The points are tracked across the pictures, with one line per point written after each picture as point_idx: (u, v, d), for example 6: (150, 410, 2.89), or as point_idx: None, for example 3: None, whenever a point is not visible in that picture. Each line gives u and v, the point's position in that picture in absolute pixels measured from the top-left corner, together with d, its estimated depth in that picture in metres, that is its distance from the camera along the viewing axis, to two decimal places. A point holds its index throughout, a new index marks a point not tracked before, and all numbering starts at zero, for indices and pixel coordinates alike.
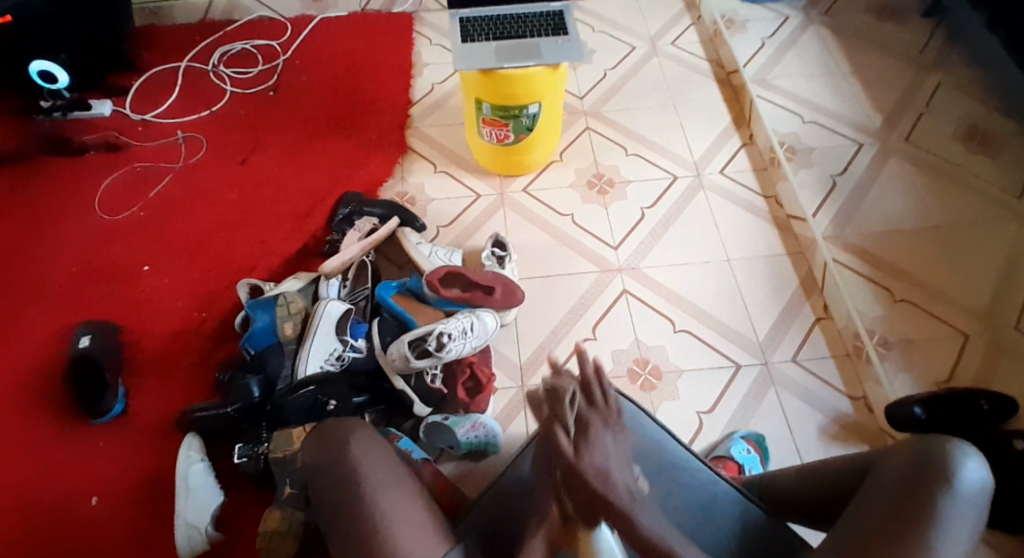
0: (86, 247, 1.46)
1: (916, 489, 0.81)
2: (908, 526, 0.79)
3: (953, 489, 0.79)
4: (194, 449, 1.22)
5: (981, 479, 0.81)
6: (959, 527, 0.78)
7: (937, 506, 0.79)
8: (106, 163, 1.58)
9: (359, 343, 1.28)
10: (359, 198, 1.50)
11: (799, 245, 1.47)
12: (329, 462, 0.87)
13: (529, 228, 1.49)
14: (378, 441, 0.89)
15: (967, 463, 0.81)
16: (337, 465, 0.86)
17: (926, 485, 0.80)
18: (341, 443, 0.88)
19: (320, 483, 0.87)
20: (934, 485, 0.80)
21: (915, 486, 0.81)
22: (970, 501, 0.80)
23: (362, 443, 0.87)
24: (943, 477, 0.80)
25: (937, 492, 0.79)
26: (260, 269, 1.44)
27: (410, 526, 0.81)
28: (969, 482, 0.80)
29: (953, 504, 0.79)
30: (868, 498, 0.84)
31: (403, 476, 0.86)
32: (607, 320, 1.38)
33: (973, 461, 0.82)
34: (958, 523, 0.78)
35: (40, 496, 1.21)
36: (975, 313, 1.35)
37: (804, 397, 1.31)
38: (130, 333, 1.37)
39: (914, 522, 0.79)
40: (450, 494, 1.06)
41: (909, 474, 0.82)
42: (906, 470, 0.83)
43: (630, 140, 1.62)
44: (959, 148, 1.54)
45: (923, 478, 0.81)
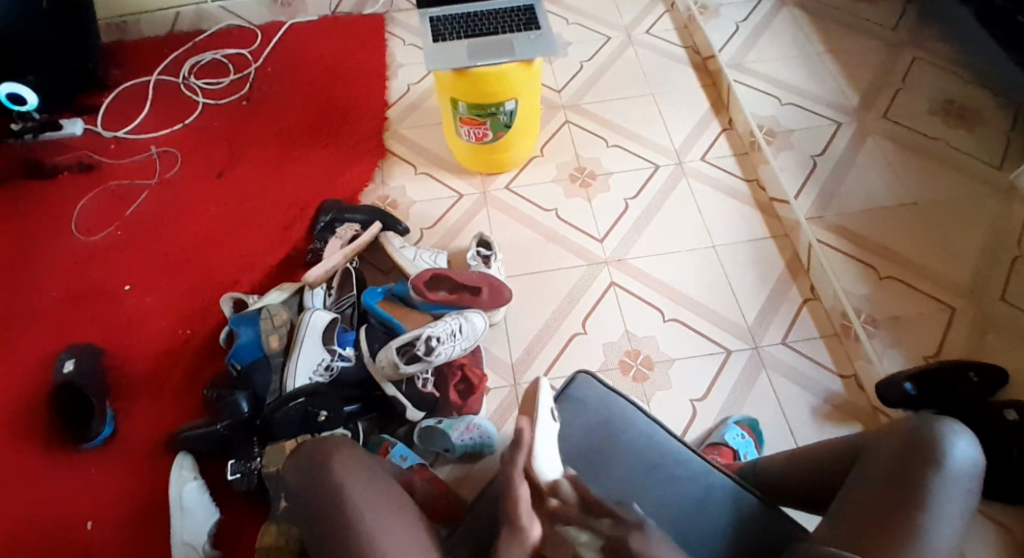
0: (65, 269, 1.44)
1: (908, 470, 0.81)
2: (903, 507, 0.79)
3: (944, 469, 0.80)
4: (187, 469, 1.21)
5: (972, 457, 0.81)
6: (953, 505, 0.79)
7: (929, 487, 0.79)
8: (80, 183, 1.55)
9: (347, 351, 1.28)
10: (339, 205, 1.48)
11: (783, 228, 1.47)
12: (317, 482, 0.85)
13: (513, 225, 1.48)
14: (359, 458, 0.88)
15: (958, 442, 0.81)
16: (325, 481, 0.85)
17: (918, 467, 0.80)
18: (326, 461, 0.86)
19: (308, 500, 0.85)
20: (926, 466, 0.80)
21: (906, 468, 0.81)
22: (961, 481, 0.80)
23: (345, 460, 0.86)
24: (934, 457, 0.80)
25: (928, 472, 0.80)
26: (243, 282, 1.42)
27: (398, 541, 0.80)
28: (958, 461, 0.80)
29: (945, 484, 0.79)
30: (861, 482, 0.84)
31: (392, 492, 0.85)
32: (596, 314, 1.38)
33: (963, 440, 0.82)
34: (951, 503, 0.79)
35: (33, 525, 1.19)
36: (960, 287, 1.35)
37: (795, 379, 1.31)
38: (116, 354, 1.35)
39: (908, 503, 0.79)
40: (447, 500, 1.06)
41: (901, 458, 0.82)
42: (897, 452, 0.83)
43: (609, 132, 1.61)
44: (936, 122, 1.55)
45: (914, 460, 0.81)
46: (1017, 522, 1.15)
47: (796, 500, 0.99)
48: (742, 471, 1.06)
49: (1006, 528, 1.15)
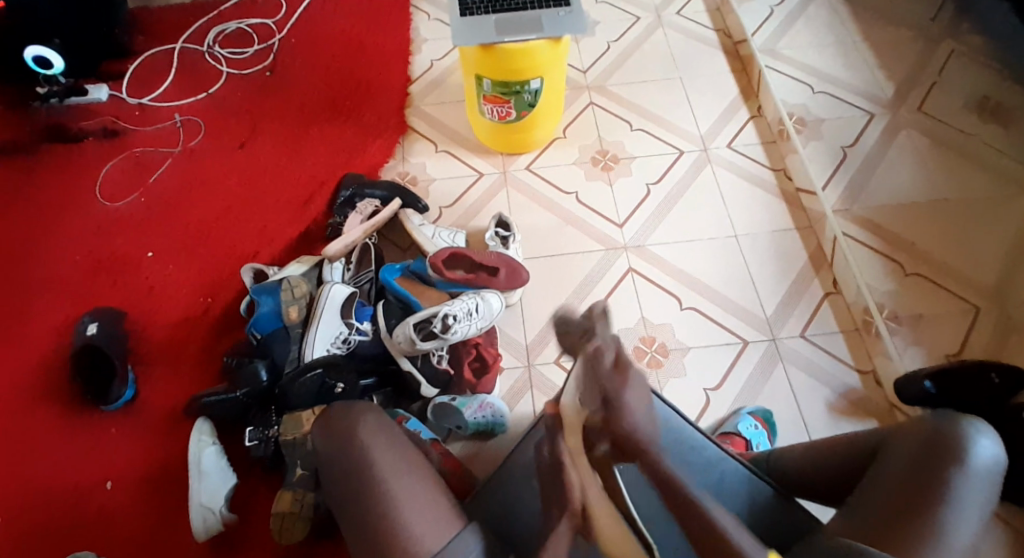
0: (90, 235, 1.46)
1: (928, 466, 0.80)
2: (922, 503, 0.78)
3: (964, 467, 0.79)
4: (205, 433, 1.23)
5: (993, 456, 0.81)
6: (971, 504, 0.78)
7: (948, 484, 0.79)
8: (107, 150, 1.57)
9: (365, 325, 1.28)
10: (360, 179, 1.48)
11: (808, 220, 1.45)
12: (339, 450, 0.87)
13: (533, 206, 1.48)
14: (387, 429, 0.89)
15: (979, 441, 0.81)
16: (343, 450, 0.87)
17: (937, 464, 0.80)
18: (348, 430, 0.88)
19: (327, 469, 0.87)
20: (946, 463, 0.80)
21: (924, 465, 0.81)
22: (981, 481, 0.80)
23: (367, 431, 0.88)
24: (954, 454, 0.80)
25: (948, 470, 0.79)
26: (263, 253, 1.43)
27: (416, 511, 0.82)
28: (980, 459, 0.80)
29: (965, 482, 0.79)
30: (878, 477, 0.84)
31: (409, 464, 0.86)
32: (614, 298, 1.37)
33: (985, 439, 0.82)
34: (970, 502, 0.78)
35: (55, 483, 1.23)
36: (987, 287, 1.33)
37: (812, 373, 1.30)
38: (137, 321, 1.37)
39: (925, 501, 0.78)
40: (460, 477, 1.07)
41: (920, 454, 0.82)
42: (917, 447, 0.83)
43: (634, 115, 1.59)
44: (971, 116, 1.51)
45: (933, 456, 0.81)
46: None
47: (811, 495, 0.98)
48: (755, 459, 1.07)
49: (1019, 531, 1.14)
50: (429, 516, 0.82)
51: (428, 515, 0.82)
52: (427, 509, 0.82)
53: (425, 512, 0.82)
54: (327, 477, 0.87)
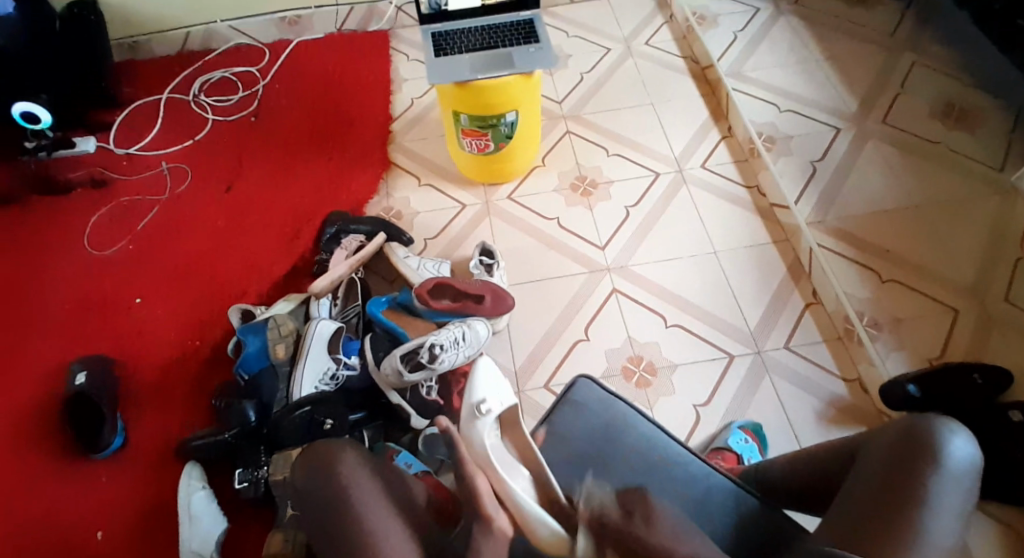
0: (78, 282, 1.47)
1: (905, 467, 0.81)
2: (902, 504, 0.79)
3: (941, 465, 0.80)
4: (196, 478, 1.24)
5: (969, 454, 0.82)
6: (950, 504, 0.79)
7: (926, 482, 0.80)
8: (93, 199, 1.59)
9: (352, 359, 1.30)
10: (345, 216, 1.50)
11: (784, 233, 1.48)
12: (322, 481, 0.87)
13: (515, 234, 1.50)
14: (368, 462, 0.90)
15: (954, 441, 0.82)
16: (327, 488, 0.87)
17: (915, 465, 0.81)
18: (329, 467, 0.88)
19: (309, 507, 0.87)
20: (923, 461, 0.81)
21: (903, 466, 0.82)
22: (959, 478, 0.80)
23: (348, 465, 0.88)
24: (930, 452, 0.81)
25: (925, 469, 0.80)
26: (250, 292, 1.45)
27: (400, 539, 0.82)
28: (957, 459, 0.81)
29: (943, 481, 0.80)
30: (859, 481, 0.84)
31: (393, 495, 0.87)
32: (600, 319, 1.39)
33: (961, 438, 0.83)
34: (949, 499, 0.79)
35: (43, 534, 1.21)
36: (963, 289, 1.35)
37: (800, 383, 1.31)
38: (126, 366, 1.37)
39: (904, 501, 0.79)
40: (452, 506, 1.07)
41: (898, 456, 0.83)
42: (895, 449, 0.84)
43: (611, 142, 1.62)
44: (935, 125, 1.55)
45: (911, 456, 0.82)
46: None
47: (797, 503, 0.99)
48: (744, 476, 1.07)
49: (1014, 529, 1.14)
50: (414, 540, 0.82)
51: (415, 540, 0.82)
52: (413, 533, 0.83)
53: (409, 541, 0.83)
54: (310, 510, 0.87)
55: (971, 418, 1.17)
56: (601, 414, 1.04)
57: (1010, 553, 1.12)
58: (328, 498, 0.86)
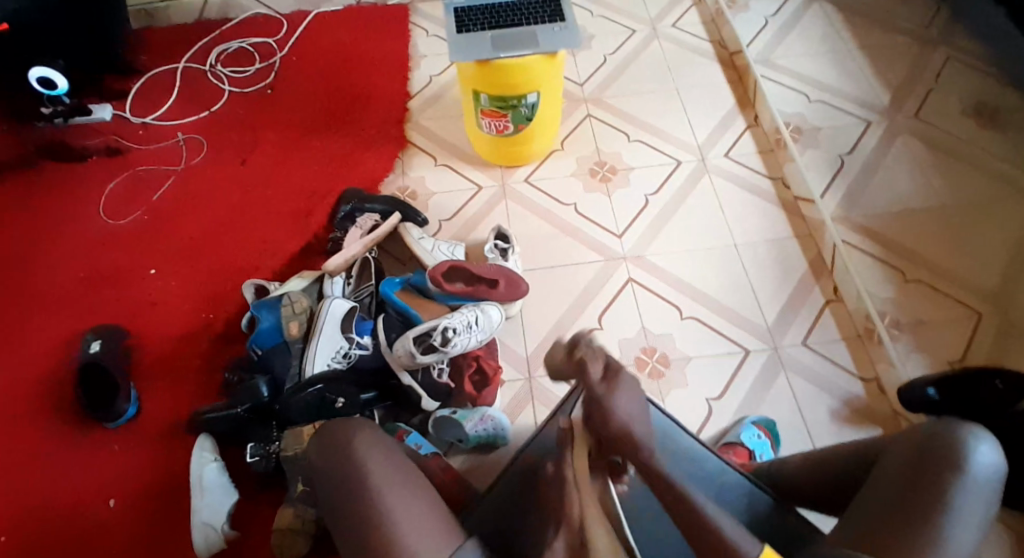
0: (93, 252, 1.47)
1: (925, 478, 0.80)
2: (920, 514, 0.78)
3: (965, 477, 0.79)
4: (207, 450, 1.25)
5: (993, 462, 0.81)
6: (973, 513, 0.78)
7: (949, 494, 0.79)
8: (110, 167, 1.58)
9: (365, 340, 1.31)
10: (361, 194, 1.49)
11: (806, 227, 1.45)
12: (336, 465, 0.88)
13: (532, 219, 1.48)
14: (384, 444, 0.90)
15: (978, 449, 0.81)
16: (344, 467, 0.87)
17: (935, 471, 0.80)
18: (346, 446, 0.88)
19: (326, 486, 0.88)
20: (945, 471, 0.80)
21: (922, 477, 0.81)
22: (981, 492, 0.79)
23: (364, 445, 0.89)
24: (953, 463, 0.80)
25: (947, 480, 0.79)
26: (265, 269, 1.44)
27: (413, 526, 0.82)
28: (982, 467, 0.80)
29: (967, 490, 0.79)
30: (876, 487, 0.84)
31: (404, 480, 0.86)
32: (614, 308, 1.37)
33: (985, 446, 0.82)
34: (969, 511, 0.78)
35: (57, 500, 1.23)
36: (987, 291, 1.33)
37: (816, 382, 1.29)
38: (140, 338, 1.38)
39: (922, 511, 0.78)
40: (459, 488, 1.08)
41: (919, 467, 0.82)
42: (916, 459, 0.83)
43: (633, 127, 1.59)
44: (968, 122, 1.51)
45: (931, 465, 0.81)
46: None
47: (815, 507, 0.98)
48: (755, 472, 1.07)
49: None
50: (422, 526, 0.82)
51: (421, 523, 0.82)
52: (423, 519, 0.83)
53: (422, 526, 0.82)
54: (321, 488, 0.88)
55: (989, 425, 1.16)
56: None
57: None
58: (343, 480, 0.86)
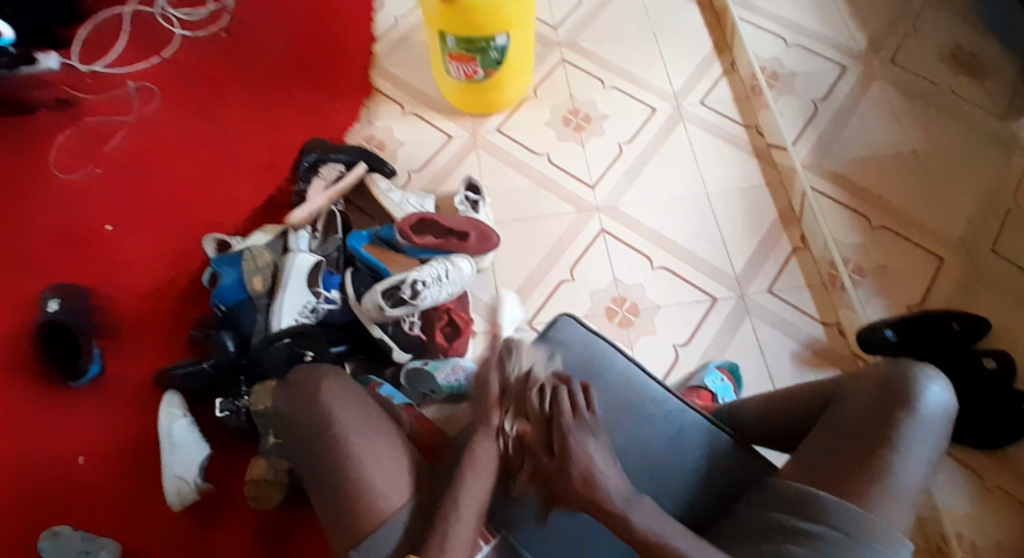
0: (45, 207, 1.42)
1: (880, 414, 0.84)
2: (873, 449, 0.82)
3: (916, 413, 0.83)
4: (176, 406, 1.26)
5: (945, 401, 0.85)
6: (922, 448, 0.83)
7: (900, 428, 0.83)
8: (58, 118, 1.51)
9: (332, 294, 1.29)
10: (324, 145, 1.43)
11: (778, 176, 1.44)
12: (306, 412, 0.92)
13: (503, 168, 1.44)
14: (351, 392, 0.94)
15: (931, 387, 0.85)
16: (311, 413, 0.92)
17: (890, 408, 0.84)
18: (314, 394, 0.93)
19: (299, 428, 0.92)
20: (898, 409, 0.84)
21: (878, 413, 0.84)
22: (932, 426, 0.84)
23: (331, 393, 0.93)
24: (905, 401, 0.84)
25: (899, 418, 0.83)
26: (227, 224, 1.40)
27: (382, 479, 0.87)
28: (935, 404, 0.84)
29: (917, 426, 0.83)
30: (830, 423, 0.87)
31: (369, 428, 0.91)
32: (585, 260, 1.36)
33: (937, 385, 0.86)
34: (919, 446, 0.82)
35: (30, 457, 1.24)
36: (952, 238, 1.34)
37: (778, 326, 1.31)
38: (102, 297, 1.35)
39: (875, 447, 0.82)
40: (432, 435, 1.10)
41: (874, 402, 0.85)
42: (872, 397, 0.86)
43: (607, 72, 1.55)
44: (943, 68, 1.48)
45: (888, 404, 0.85)
46: (985, 465, 1.18)
47: (767, 441, 1.00)
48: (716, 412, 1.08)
49: (979, 474, 1.17)
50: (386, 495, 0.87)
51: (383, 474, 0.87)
52: (387, 482, 0.87)
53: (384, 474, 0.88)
54: (287, 435, 0.93)
55: (945, 362, 1.19)
56: (579, 354, 1.03)
57: (971, 493, 1.16)
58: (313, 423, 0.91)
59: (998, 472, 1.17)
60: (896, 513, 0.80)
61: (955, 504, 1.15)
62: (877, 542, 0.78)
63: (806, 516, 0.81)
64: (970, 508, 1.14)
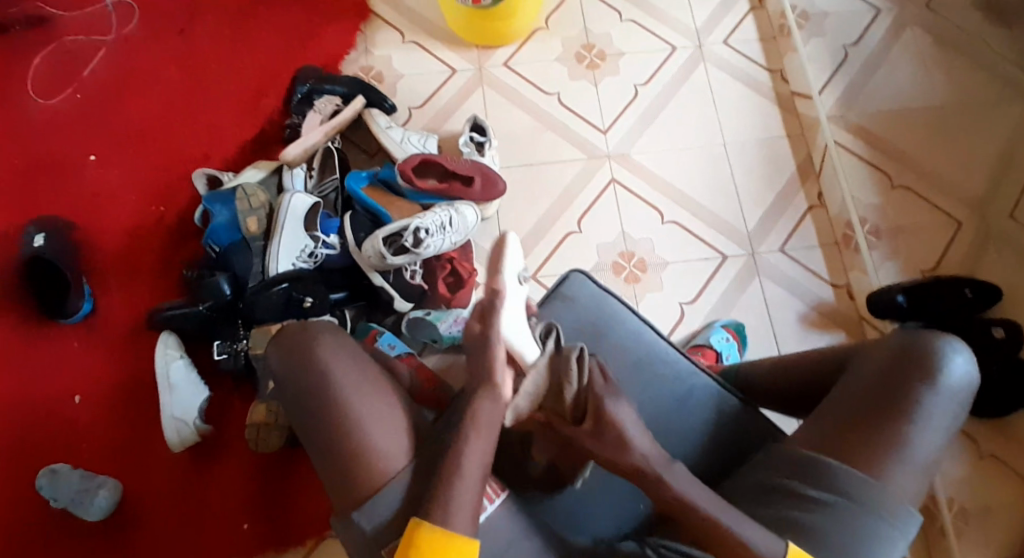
0: (24, 135, 1.33)
1: (894, 383, 0.83)
2: (885, 418, 0.82)
3: (932, 383, 0.82)
4: (172, 347, 1.21)
5: (966, 373, 0.83)
6: (938, 419, 0.82)
7: (914, 398, 0.82)
8: (32, 38, 1.39)
9: (331, 239, 1.24)
10: (317, 73, 1.35)
11: (800, 127, 1.38)
12: (302, 377, 0.85)
13: (510, 108, 1.37)
14: (353, 352, 0.88)
15: (954, 358, 0.83)
16: (308, 380, 0.84)
17: (909, 376, 0.83)
18: (310, 357, 0.85)
19: (295, 395, 0.85)
20: (914, 378, 0.83)
21: (896, 380, 0.83)
22: (952, 395, 0.82)
23: (329, 352, 0.86)
24: (922, 370, 0.83)
25: (915, 388, 0.82)
26: (216, 158, 1.33)
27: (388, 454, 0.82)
28: (956, 376, 0.83)
29: (936, 396, 0.82)
30: (843, 388, 0.86)
31: (374, 389, 0.85)
32: (594, 210, 1.32)
33: (961, 356, 0.84)
34: (937, 417, 0.82)
35: (24, 397, 1.21)
36: (970, 201, 1.29)
37: (787, 286, 1.29)
38: (88, 233, 1.29)
39: (891, 415, 0.82)
40: (434, 389, 1.08)
41: (893, 369, 0.84)
42: (888, 365, 0.84)
43: (624, 3, 1.45)
44: (978, 16, 1.39)
45: (908, 370, 0.83)
46: (981, 434, 1.19)
47: (776, 403, 1.01)
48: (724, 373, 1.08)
49: (975, 442, 1.19)
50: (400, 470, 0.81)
51: (401, 450, 0.82)
52: (398, 458, 0.82)
53: (392, 437, 0.83)
54: (291, 399, 0.86)
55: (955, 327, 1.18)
56: (587, 311, 1.02)
57: (965, 461, 1.18)
58: (311, 388, 0.84)
59: (994, 440, 1.19)
60: (905, 482, 0.80)
61: (949, 467, 1.18)
62: (884, 511, 0.79)
63: (812, 482, 0.81)
64: (964, 472, 1.17)
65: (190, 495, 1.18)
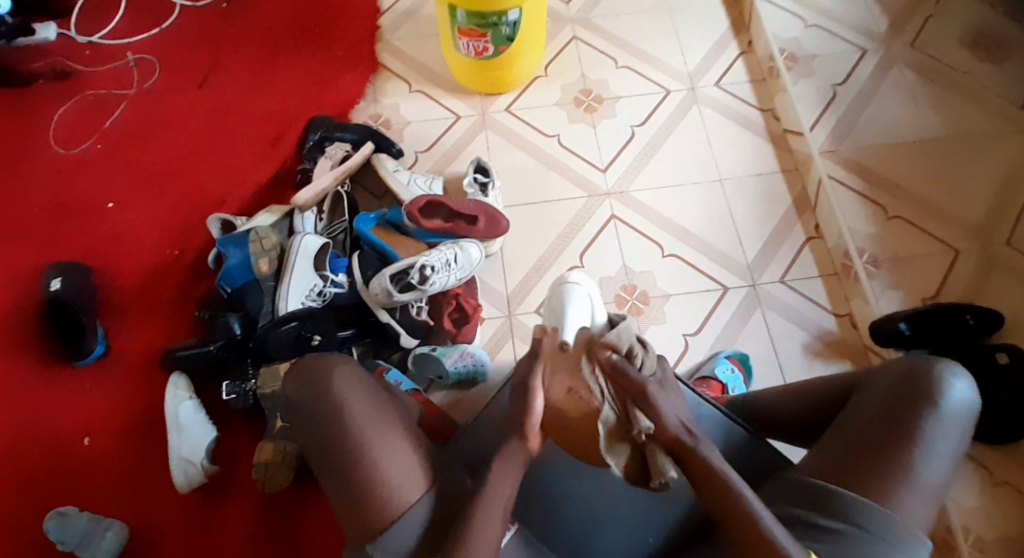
0: (47, 183, 1.39)
1: (900, 409, 0.83)
2: (893, 444, 0.81)
3: (938, 410, 0.82)
4: (182, 388, 1.22)
5: (968, 398, 0.83)
6: (946, 445, 0.81)
7: (923, 425, 0.81)
8: (58, 92, 1.47)
9: (339, 278, 1.25)
10: (329, 122, 1.42)
11: (794, 162, 1.43)
12: (315, 402, 0.85)
13: (512, 150, 1.43)
14: (359, 378, 0.88)
15: (955, 383, 0.83)
16: (319, 404, 0.85)
17: (914, 402, 0.82)
18: (322, 385, 0.85)
19: (304, 420, 0.85)
20: (922, 406, 0.82)
21: (901, 405, 0.83)
22: (957, 421, 0.82)
23: (344, 382, 0.86)
24: (930, 397, 0.82)
25: (924, 414, 0.82)
26: (231, 202, 1.38)
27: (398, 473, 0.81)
28: (959, 401, 0.83)
29: (942, 422, 0.82)
30: (851, 420, 0.85)
31: (387, 418, 0.85)
32: (597, 245, 1.35)
33: (962, 381, 0.84)
34: (944, 443, 0.81)
35: (33, 436, 1.22)
36: (967, 228, 1.30)
37: (791, 317, 1.30)
38: (105, 275, 1.33)
39: (900, 441, 0.81)
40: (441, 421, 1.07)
41: (896, 395, 0.84)
42: (890, 392, 0.85)
43: (620, 51, 1.53)
44: (963, 54, 1.45)
45: (912, 398, 0.83)
46: (994, 462, 1.17)
47: (779, 433, 1.00)
48: (730, 403, 1.07)
49: (987, 469, 1.16)
50: (410, 489, 0.81)
51: (407, 468, 0.82)
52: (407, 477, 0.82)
53: (401, 466, 0.82)
54: (299, 422, 0.86)
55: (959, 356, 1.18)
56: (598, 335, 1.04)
57: (978, 489, 1.15)
58: (322, 415, 0.84)
59: (1006, 467, 1.16)
60: (915, 510, 0.79)
61: (963, 496, 1.15)
62: (896, 539, 0.77)
63: (825, 511, 0.79)
64: (979, 502, 1.14)
65: (195, 535, 1.17)
